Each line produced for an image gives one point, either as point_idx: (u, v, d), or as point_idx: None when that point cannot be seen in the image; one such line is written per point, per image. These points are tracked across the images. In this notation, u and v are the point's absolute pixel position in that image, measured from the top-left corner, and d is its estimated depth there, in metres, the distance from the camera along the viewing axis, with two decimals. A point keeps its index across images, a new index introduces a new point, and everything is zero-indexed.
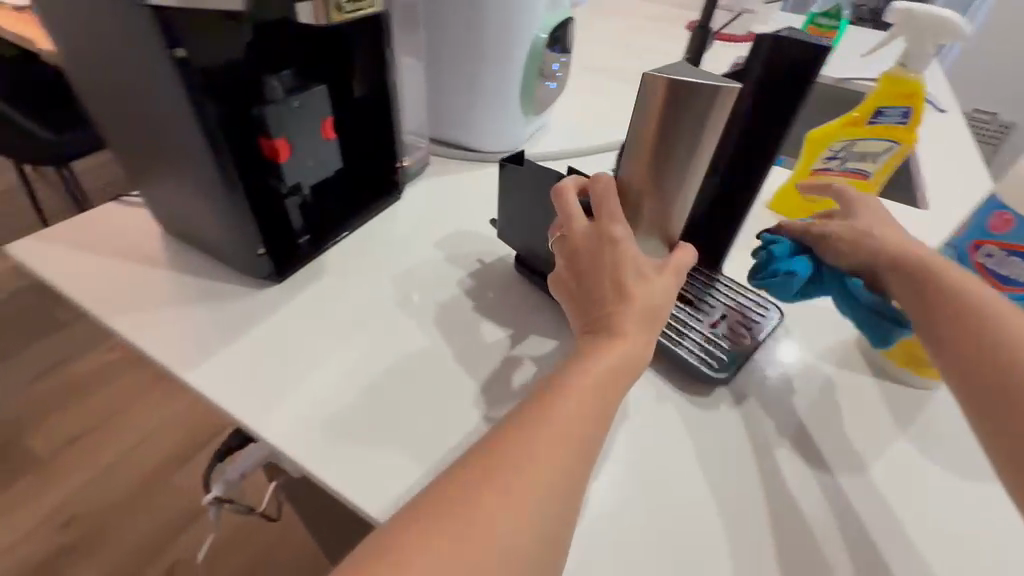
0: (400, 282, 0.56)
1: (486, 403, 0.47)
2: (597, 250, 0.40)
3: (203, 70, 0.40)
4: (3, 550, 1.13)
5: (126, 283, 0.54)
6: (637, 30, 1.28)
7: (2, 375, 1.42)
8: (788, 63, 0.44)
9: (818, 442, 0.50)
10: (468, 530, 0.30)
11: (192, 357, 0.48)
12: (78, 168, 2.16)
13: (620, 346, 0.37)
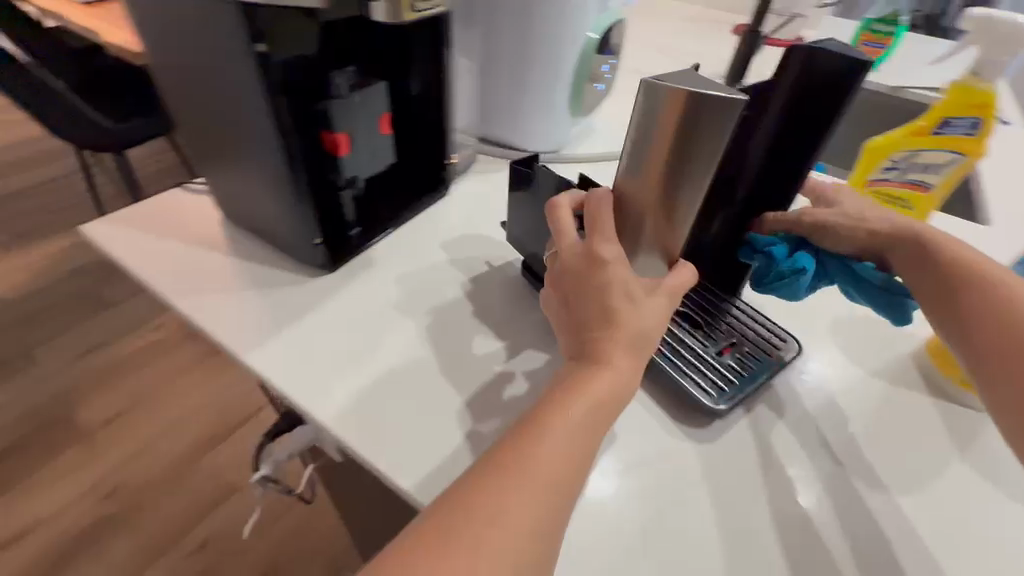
0: (403, 284, 0.56)
1: (473, 416, 0.46)
2: (584, 273, 0.40)
3: (280, 64, 0.42)
4: (53, 515, 1.20)
5: (189, 265, 0.57)
6: (681, 33, 1.27)
7: (58, 350, 1.51)
8: (827, 72, 0.40)
9: (823, 460, 0.48)
10: (476, 552, 0.31)
11: (252, 337, 0.50)
12: (132, 156, 2.26)
13: (604, 375, 0.37)
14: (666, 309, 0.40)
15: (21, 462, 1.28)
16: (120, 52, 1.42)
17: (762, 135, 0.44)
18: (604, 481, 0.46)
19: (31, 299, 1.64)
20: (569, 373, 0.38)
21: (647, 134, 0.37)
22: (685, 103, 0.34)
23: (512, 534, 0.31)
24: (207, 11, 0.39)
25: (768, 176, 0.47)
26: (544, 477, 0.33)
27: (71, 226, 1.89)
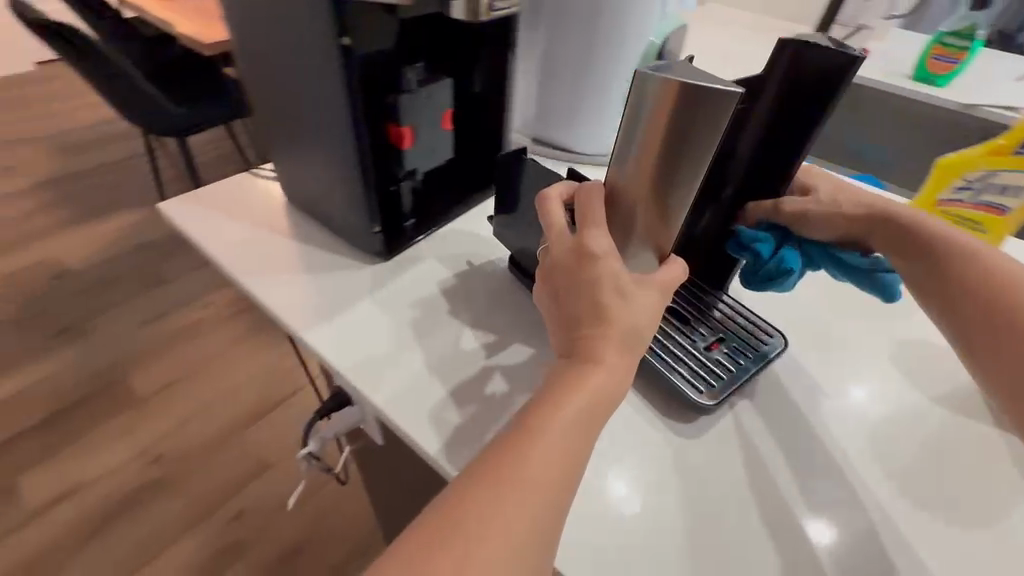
0: (389, 277, 0.57)
1: (456, 402, 0.47)
2: (574, 268, 0.40)
3: (358, 55, 0.44)
4: (101, 476, 1.27)
5: (257, 247, 0.61)
6: (737, 41, 1.24)
7: (116, 321, 1.60)
8: (818, 67, 0.40)
9: (808, 469, 0.47)
10: (480, 542, 0.31)
11: (310, 316, 0.53)
12: (192, 142, 2.39)
13: (595, 372, 0.36)
14: (658, 302, 0.40)
15: (77, 422, 1.36)
16: (192, 43, 1.50)
17: (752, 128, 0.45)
18: (615, 469, 0.47)
19: (96, 271, 1.75)
20: (560, 373, 0.37)
21: (636, 128, 0.36)
22: (678, 97, 0.33)
23: (510, 537, 0.31)
24: (298, 6, 0.43)
25: (758, 166, 0.49)
26: (548, 470, 0.33)
27: (135, 205, 2.01)
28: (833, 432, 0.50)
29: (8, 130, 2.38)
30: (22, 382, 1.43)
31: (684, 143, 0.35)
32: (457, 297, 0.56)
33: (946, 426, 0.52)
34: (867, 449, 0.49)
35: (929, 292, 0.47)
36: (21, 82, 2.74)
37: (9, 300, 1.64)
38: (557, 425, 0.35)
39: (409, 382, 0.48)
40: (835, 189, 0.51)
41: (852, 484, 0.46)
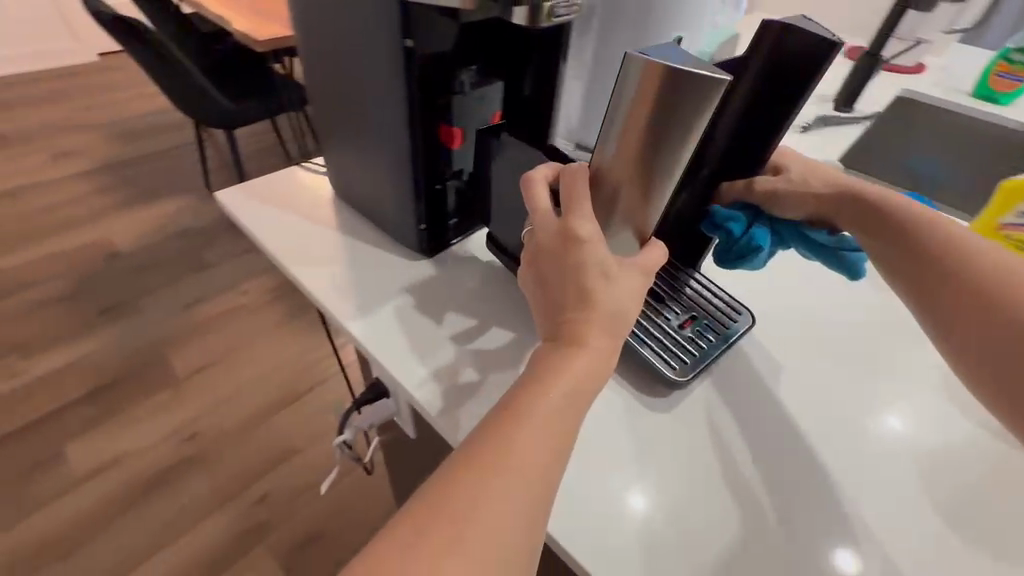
0: (386, 260, 0.62)
1: (439, 379, 0.51)
2: (560, 250, 0.40)
3: (421, 57, 0.48)
4: (139, 449, 1.33)
5: (306, 239, 0.64)
6: None
7: (159, 302, 1.67)
8: (795, 53, 0.42)
9: (771, 458, 0.49)
10: (464, 534, 0.31)
11: (355, 311, 0.57)
12: (239, 135, 2.48)
13: (581, 356, 0.38)
14: (640, 286, 0.41)
15: (118, 395, 1.43)
16: (247, 40, 1.56)
17: (730, 112, 0.47)
18: (592, 432, 0.50)
19: (144, 253, 1.83)
20: (547, 358, 0.38)
21: (624, 110, 0.37)
22: (661, 80, 0.34)
23: (495, 525, 0.31)
24: (371, 13, 0.47)
25: (732, 148, 0.51)
26: (537, 454, 0.34)
27: (183, 193, 2.10)
28: (796, 421, 0.51)
29: (70, 116, 2.51)
30: (71, 355, 1.51)
31: (666, 128, 0.37)
32: (452, 279, 0.61)
33: (914, 397, 0.54)
34: (832, 439, 0.50)
35: (896, 268, 0.49)
36: (83, 72, 2.89)
37: (64, 277, 1.73)
38: (546, 408, 0.35)
39: (414, 356, 0.53)
40: (806, 169, 0.52)
41: (815, 472, 0.47)
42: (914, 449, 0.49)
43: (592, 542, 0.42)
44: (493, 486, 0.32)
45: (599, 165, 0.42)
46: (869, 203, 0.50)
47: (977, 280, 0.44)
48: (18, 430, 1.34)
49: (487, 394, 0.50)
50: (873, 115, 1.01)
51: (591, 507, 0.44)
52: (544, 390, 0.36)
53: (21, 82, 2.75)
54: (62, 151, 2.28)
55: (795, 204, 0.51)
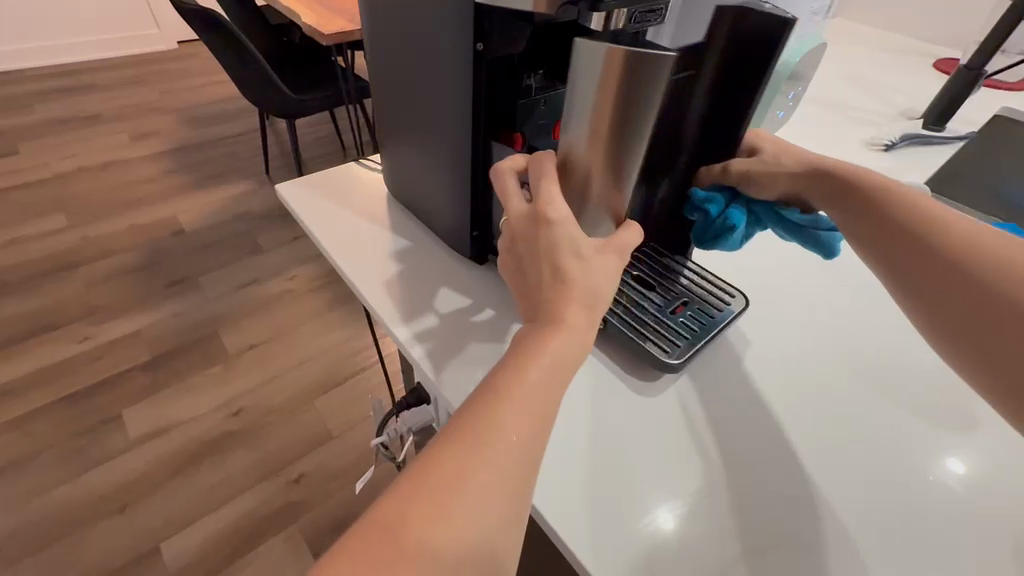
0: (398, 241, 0.65)
1: (430, 351, 0.53)
2: (533, 238, 0.41)
3: (491, 63, 0.47)
4: (186, 420, 1.39)
5: (350, 235, 0.65)
6: (865, 65, 1.18)
7: (216, 280, 1.76)
8: (754, 33, 0.46)
9: (750, 451, 0.49)
10: (450, 505, 0.30)
11: (396, 311, 0.57)
12: (301, 124, 2.58)
13: (560, 333, 0.37)
14: (616, 266, 0.42)
15: (173, 367, 1.50)
16: (314, 33, 1.61)
17: (700, 96, 0.50)
18: (573, 407, 0.51)
19: (205, 233, 1.93)
20: (529, 336, 0.37)
21: (590, 91, 0.40)
22: (619, 68, 0.37)
23: (482, 498, 0.30)
24: (440, 16, 0.47)
25: (706, 133, 0.54)
26: (521, 428, 0.33)
27: (245, 178, 2.20)
28: (777, 412, 0.52)
29: (150, 100, 2.67)
30: (134, 325, 1.61)
31: (634, 111, 0.40)
32: (458, 259, 0.63)
33: (903, 396, 0.54)
34: (813, 436, 0.50)
35: (868, 243, 0.49)
36: (164, 59, 3.07)
37: (133, 250, 1.84)
38: (523, 389, 0.34)
39: (421, 338, 0.54)
40: (777, 150, 0.55)
41: (795, 471, 0.48)
42: (899, 456, 0.49)
43: (559, 507, 0.44)
44: (476, 468, 0.31)
45: (568, 147, 0.44)
46: (836, 180, 0.51)
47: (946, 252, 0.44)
48: (84, 389, 1.44)
49: (464, 365, 0.51)
50: (969, 134, 0.92)
51: (563, 475, 0.46)
52: (522, 367, 0.35)
53: (110, 67, 2.95)
54: (140, 132, 2.43)
55: (765, 185, 0.53)
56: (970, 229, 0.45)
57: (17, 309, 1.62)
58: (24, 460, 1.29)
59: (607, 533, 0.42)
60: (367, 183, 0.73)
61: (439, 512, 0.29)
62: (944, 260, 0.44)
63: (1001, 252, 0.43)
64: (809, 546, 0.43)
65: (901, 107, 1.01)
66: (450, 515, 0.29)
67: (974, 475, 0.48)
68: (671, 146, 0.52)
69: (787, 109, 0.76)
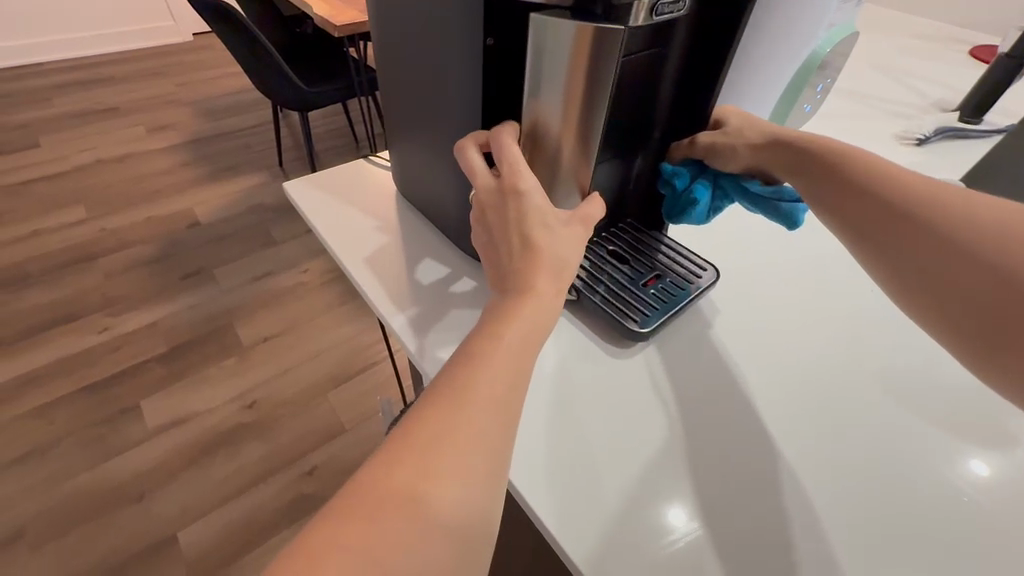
0: (388, 223, 0.66)
1: (410, 317, 0.56)
2: (501, 206, 0.42)
3: (504, 56, 0.45)
4: (201, 411, 1.41)
5: (348, 227, 0.65)
6: (898, 52, 1.13)
7: (231, 273, 1.77)
8: (721, 7, 0.48)
9: (730, 437, 0.49)
10: (432, 460, 0.30)
11: (389, 296, 0.58)
12: (314, 116, 2.58)
13: (531, 301, 0.37)
14: (582, 237, 0.42)
15: (190, 359, 1.52)
16: (326, 24, 1.60)
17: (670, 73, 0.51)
18: (556, 389, 0.52)
19: (220, 225, 1.94)
20: (500, 306, 0.38)
21: (557, 75, 0.41)
22: (583, 45, 0.39)
23: (464, 456, 0.31)
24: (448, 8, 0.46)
25: (679, 105, 0.56)
26: (495, 387, 0.33)
27: (258, 170, 2.21)
28: (774, 401, 0.52)
29: (167, 92, 2.70)
30: (153, 316, 1.63)
31: (600, 86, 0.42)
32: (437, 236, 0.64)
33: (919, 395, 0.53)
34: (796, 429, 0.50)
35: (829, 209, 0.48)
36: (180, 51, 3.09)
37: (150, 242, 1.86)
38: (498, 354, 0.35)
39: (405, 313, 0.56)
40: (743, 123, 0.54)
41: (780, 460, 0.47)
42: (896, 450, 0.49)
43: (532, 491, 0.44)
44: (456, 434, 0.31)
45: (536, 113, 0.45)
46: (794, 152, 0.51)
47: (905, 209, 0.43)
48: (103, 380, 1.47)
49: (444, 327, 0.55)
50: (1008, 126, 0.87)
51: (536, 460, 0.46)
52: (495, 334, 0.36)
53: (129, 58, 2.98)
54: (157, 124, 2.45)
55: (730, 159, 0.54)
56: (934, 190, 0.43)
57: (39, 299, 1.65)
58: (47, 448, 1.32)
59: (576, 520, 0.43)
60: (370, 178, 0.73)
61: (425, 473, 0.30)
62: (908, 218, 0.42)
63: (965, 211, 0.41)
64: (790, 535, 0.43)
65: (934, 98, 0.97)
66: (434, 476, 0.30)
67: (989, 479, 0.47)
68: (644, 123, 0.54)
69: (814, 103, 0.72)
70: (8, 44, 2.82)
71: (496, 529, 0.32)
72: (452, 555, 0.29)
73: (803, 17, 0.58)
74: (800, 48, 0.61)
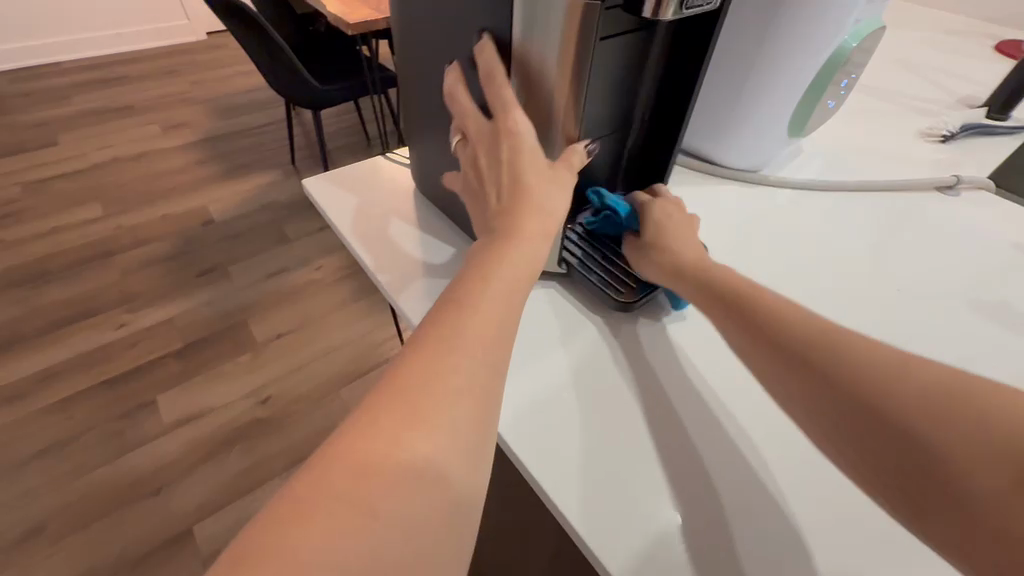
0: (393, 208, 0.68)
1: (409, 289, 0.58)
2: (495, 145, 0.45)
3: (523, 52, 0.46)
4: (216, 407, 1.43)
5: (356, 211, 0.67)
6: (921, 48, 1.11)
7: (245, 270, 1.78)
8: None
9: (719, 419, 0.49)
10: (418, 405, 0.31)
11: (388, 269, 0.60)
12: (326, 114, 2.59)
13: (523, 243, 0.39)
14: (567, 181, 0.45)
15: (205, 355, 1.54)
16: (339, 22, 1.60)
17: (655, 50, 0.49)
18: (544, 361, 0.52)
19: (234, 223, 1.96)
20: (488, 246, 0.40)
21: (552, 40, 0.41)
22: (574, 24, 0.40)
23: (450, 398, 0.31)
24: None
25: (665, 87, 0.53)
26: (481, 332, 0.34)
27: (271, 169, 2.22)
28: None
29: (181, 91, 2.72)
30: (168, 313, 1.65)
31: (586, 63, 0.42)
32: (442, 222, 0.66)
33: None
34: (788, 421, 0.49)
35: None
36: (194, 50, 3.11)
37: (166, 239, 1.88)
38: (486, 296, 0.36)
39: (406, 285, 0.58)
40: None
41: (769, 448, 0.47)
42: None
43: (520, 459, 0.45)
44: (444, 378, 0.32)
45: (529, 60, 0.44)
46: None
47: (851, 388, 0.34)
48: (120, 375, 1.49)
49: None
50: None
51: (524, 439, 0.46)
52: (483, 279, 0.37)
53: (145, 58, 3.01)
54: (172, 122, 2.47)
55: None
56: None
57: (59, 296, 1.68)
58: (67, 443, 1.34)
59: (561, 492, 0.43)
60: (376, 167, 0.74)
61: (410, 422, 0.30)
62: None
63: (939, 395, 0.32)
64: (775, 519, 0.43)
65: (960, 95, 0.95)
66: (423, 418, 0.30)
67: None
68: (623, 105, 0.52)
69: (838, 99, 0.71)
70: (28, 45, 2.87)
71: (484, 488, 0.32)
72: (438, 498, 0.29)
73: (814, 26, 0.59)
74: (820, 47, 0.61)
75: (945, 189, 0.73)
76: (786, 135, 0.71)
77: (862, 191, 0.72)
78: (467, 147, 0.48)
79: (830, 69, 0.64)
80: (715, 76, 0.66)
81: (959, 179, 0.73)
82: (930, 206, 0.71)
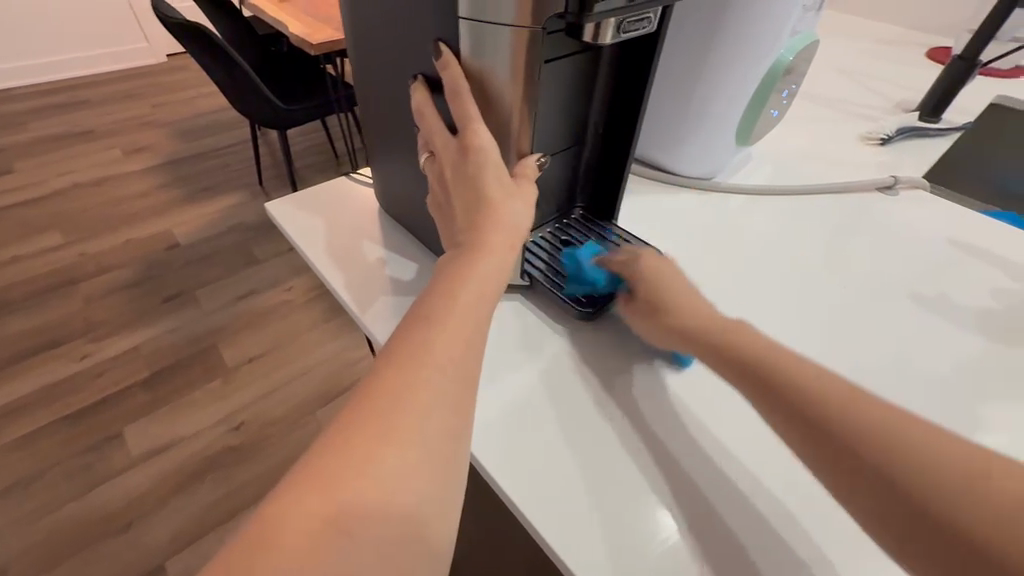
0: (356, 226, 0.68)
1: (371, 306, 0.58)
2: (459, 161, 0.46)
3: None
4: (186, 436, 1.38)
5: (319, 231, 0.67)
6: (858, 56, 1.18)
7: (214, 294, 1.75)
8: None
9: (686, 423, 0.49)
10: (392, 423, 0.31)
11: (350, 286, 0.61)
12: (292, 133, 2.57)
13: (486, 257, 0.40)
14: (529, 194, 0.46)
15: (173, 383, 1.49)
16: (302, 42, 1.60)
17: (603, 65, 0.51)
18: (514, 373, 0.52)
19: (200, 247, 1.92)
20: (453, 262, 0.41)
21: (501, 61, 0.43)
22: (519, 46, 0.42)
23: (423, 416, 0.32)
24: (422, 24, 0.48)
25: (616, 99, 0.55)
26: (451, 348, 0.35)
27: (238, 190, 2.19)
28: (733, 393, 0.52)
29: (142, 114, 2.66)
30: (133, 341, 1.59)
31: (535, 84, 0.44)
32: (404, 238, 0.67)
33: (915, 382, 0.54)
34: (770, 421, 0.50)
35: None
36: (156, 72, 3.06)
37: (129, 266, 1.83)
38: (456, 313, 0.37)
39: (367, 302, 0.59)
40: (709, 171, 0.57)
41: (733, 451, 0.48)
42: None
43: (489, 473, 0.45)
44: (416, 394, 0.33)
45: (481, 81, 0.45)
46: None
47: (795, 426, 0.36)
48: (84, 408, 1.43)
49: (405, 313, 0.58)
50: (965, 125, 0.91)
51: (493, 453, 0.46)
52: (451, 294, 0.38)
53: (104, 81, 2.94)
54: (133, 146, 2.41)
55: None
56: None
57: (15, 328, 1.61)
58: (27, 482, 1.28)
59: (530, 503, 0.43)
60: (340, 187, 0.75)
61: (382, 441, 0.30)
62: None
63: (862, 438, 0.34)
64: (740, 521, 0.43)
65: (896, 99, 1.01)
66: (396, 436, 0.31)
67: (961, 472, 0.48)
68: (576, 118, 0.54)
69: (781, 107, 0.75)
70: None
71: (458, 504, 0.32)
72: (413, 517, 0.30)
73: (749, 42, 0.63)
74: (760, 56, 0.64)
75: (885, 189, 0.78)
76: (735, 142, 0.74)
77: (806, 195, 0.76)
78: (434, 163, 0.49)
79: (771, 78, 0.68)
80: (667, 86, 0.69)
81: (896, 180, 0.77)
82: (874, 206, 0.75)
